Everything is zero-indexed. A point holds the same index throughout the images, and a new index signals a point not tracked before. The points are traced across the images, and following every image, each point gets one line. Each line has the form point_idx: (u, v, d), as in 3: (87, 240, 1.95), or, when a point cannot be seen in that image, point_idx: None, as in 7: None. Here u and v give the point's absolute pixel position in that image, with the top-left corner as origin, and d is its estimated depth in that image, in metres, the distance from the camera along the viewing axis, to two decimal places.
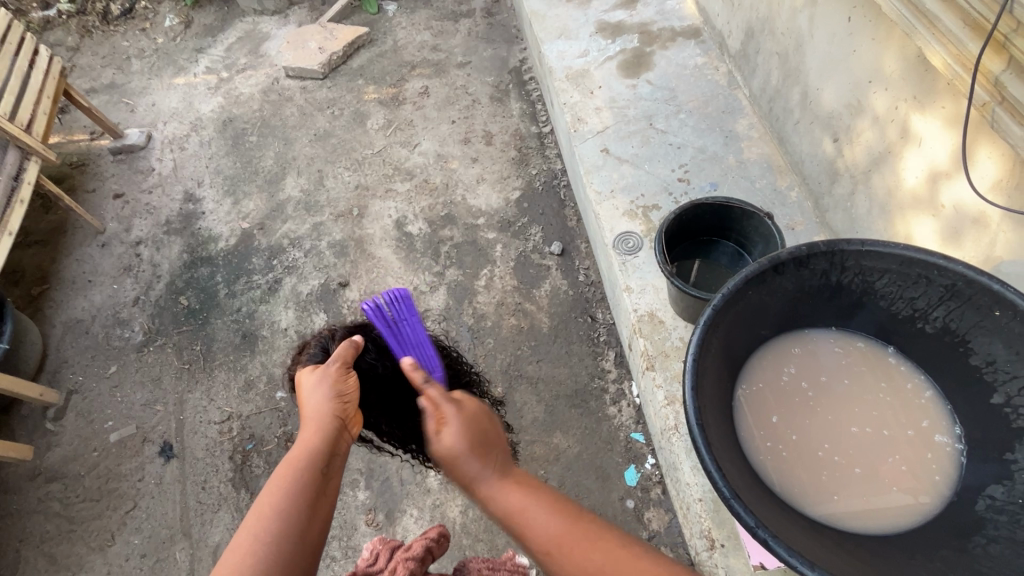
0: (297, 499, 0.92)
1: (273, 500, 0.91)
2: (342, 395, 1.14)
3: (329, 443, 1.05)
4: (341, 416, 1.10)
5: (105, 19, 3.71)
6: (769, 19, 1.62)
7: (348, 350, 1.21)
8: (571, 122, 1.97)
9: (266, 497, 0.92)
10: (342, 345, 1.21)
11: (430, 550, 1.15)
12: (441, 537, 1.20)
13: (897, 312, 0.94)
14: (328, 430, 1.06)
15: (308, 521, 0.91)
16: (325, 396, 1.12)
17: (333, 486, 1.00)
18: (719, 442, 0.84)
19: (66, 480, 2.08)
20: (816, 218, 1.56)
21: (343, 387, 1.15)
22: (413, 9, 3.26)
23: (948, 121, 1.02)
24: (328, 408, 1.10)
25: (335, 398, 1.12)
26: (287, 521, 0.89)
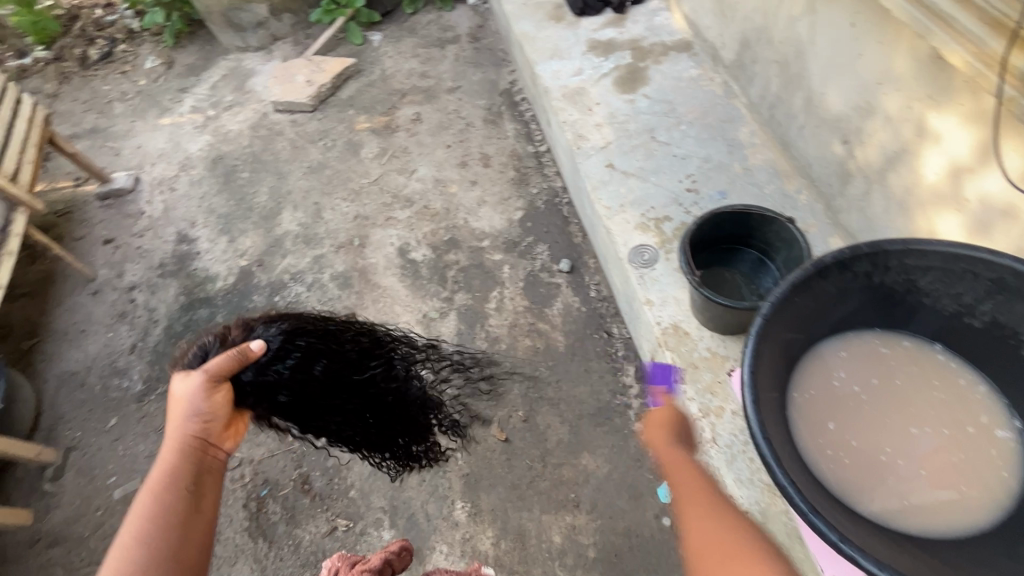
0: (159, 517, 0.94)
1: (145, 521, 0.94)
2: (207, 413, 1.08)
3: (188, 462, 1.03)
4: (203, 432, 1.07)
5: (84, 65, 3.67)
6: (764, 29, 1.66)
7: (231, 363, 1.12)
8: (572, 140, 1.98)
9: (127, 533, 0.93)
10: (219, 361, 1.11)
11: (390, 563, 1.24)
12: (401, 551, 1.31)
13: (943, 309, 0.94)
14: (186, 451, 1.04)
15: (177, 543, 0.94)
16: (189, 413, 1.07)
17: (201, 500, 1.00)
18: (786, 454, 0.82)
19: (69, 544, 1.97)
20: (829, 219, 1.57)
21: (207, 407, 1.08)
22: (398, 37, 3.29)
23: (968, 117, 1.06)
24: (187, 428, 1.06)
25: (195, 419, 1.07)
26: (163, 547, 0.92)
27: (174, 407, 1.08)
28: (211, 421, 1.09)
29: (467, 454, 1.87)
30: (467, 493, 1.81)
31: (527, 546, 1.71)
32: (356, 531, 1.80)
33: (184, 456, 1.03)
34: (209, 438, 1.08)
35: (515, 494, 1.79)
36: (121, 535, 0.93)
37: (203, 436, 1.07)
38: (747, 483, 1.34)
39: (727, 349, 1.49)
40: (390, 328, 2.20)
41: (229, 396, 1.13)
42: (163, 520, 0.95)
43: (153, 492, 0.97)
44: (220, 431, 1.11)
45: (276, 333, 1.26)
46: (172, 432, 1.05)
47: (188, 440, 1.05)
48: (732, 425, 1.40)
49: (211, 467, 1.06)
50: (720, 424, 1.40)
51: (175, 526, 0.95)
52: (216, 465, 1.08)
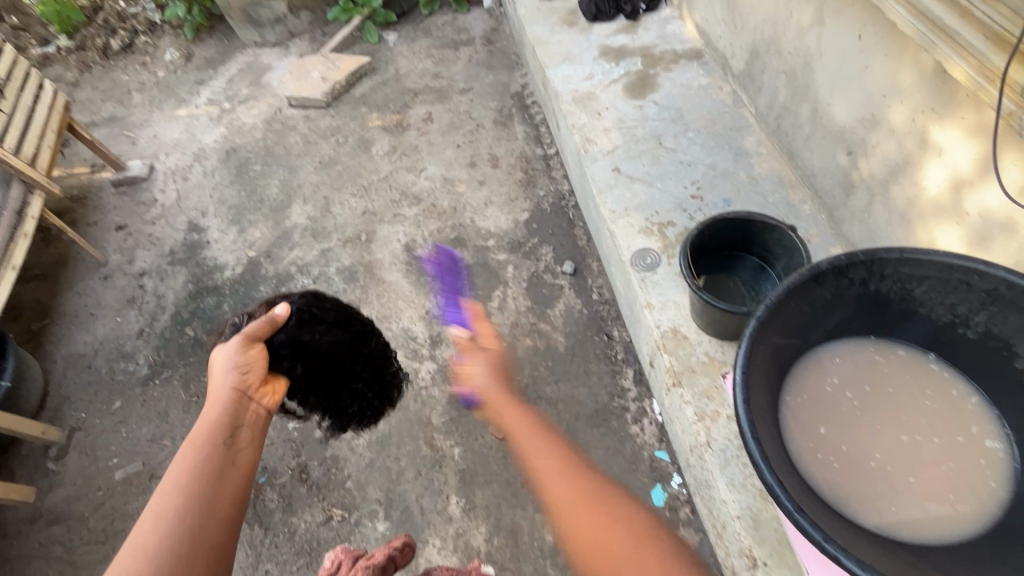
0: (195, 484, 0.91)
1: (186, 489, 0.90)
2: (241, 369, 1.08)
3: (227, 417, 1.02)
4: (240, 388, 1.07)
5: (105, 55, 3.74)
6: (774, 39, 1.68)
7: (265, 326, 1.14)
8: (580, 144, 2.00)
9: (160, 506, 0.87)
10: (257, 324, 1.14)
11: (393, 560, 1.20)
12: (405, 546, 1.25)
13: (937, 319, 0.95)
14: (225, 408, 1.03)
15: (205, 520, 0.88)
16: (223, 374, 1.06)
17: (237, 452, 0.98)
18: (775, 455, 0.83)
19: (69, 522, 2.00)
20: (831, 229, 1.58)
21: (246, 363, 1.09)
22: (413, 38, 3.33)
23: (969, 131, 1.07)
24: (227, 383, 1.06)
25: (231, 377, 1.06)
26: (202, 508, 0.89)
27: (214, 376, 1.07)
28: (252, 384, 1.09)
29: (464, 450, 1.89)
30: (461, 488, 1.83)
31: (519, 544, 1.72)
32: (351, 521, 1.82)
33: (226, 412, 1.02)
34: (249, 393, 1.08)
35: (510, 492, 1.80)
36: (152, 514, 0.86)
37: (238, 394, 1.06)
38: (740, 488, 1.34)
39: (725, 355, 1.50)
40: (393, 323, 2.22)
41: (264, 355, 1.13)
42: (200, 483, 0.91)
43: (194, 450, 0.95)
44: (255, 386, 1.10)
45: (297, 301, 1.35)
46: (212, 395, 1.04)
47: (227, 397, 1.04)
48: (727, 430, 1.41)
49: (248, 419, 1.05)
50: (715, 428, 1.41)
51: (207, 495, 0.91)
52: (255, 422, 1.06)
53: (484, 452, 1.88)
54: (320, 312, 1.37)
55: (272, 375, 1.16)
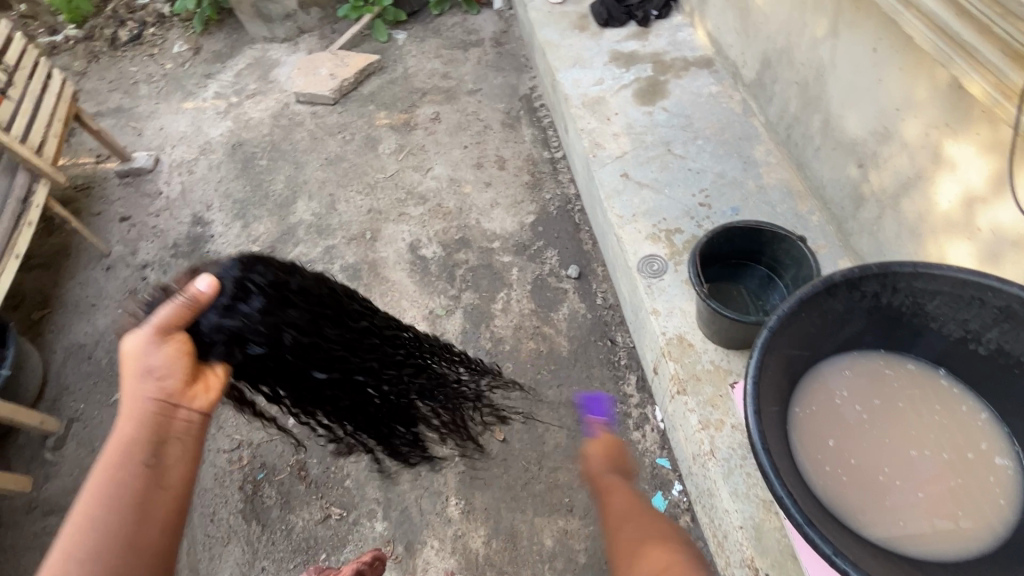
0: (114, 507, 0.81)
1: (103, 513, 0.81)
2: (163, 371, 0.92)
3: (147, 431, 0.89)
4: (164, 393, 0.92)
5: (113, 45, 3.74)
6: (786, 49, 1.68)
7: (180, 311, 0.95)
8: (589, 148, 2.00)
9: (77, 535, 0.78)
10: (169, 310, 0.94)
11: (361, 573, 1.41)
12: (372, 561, 1.46)
13: (949, 334, 0.95)
14: (145, 420, 0.89)
15: (125, 546, 0.80)
16: (139, 378, 0.91)
17: (166, 472, 0.87)
18: (785, 467, 0.83)
19: (65, 513, 1.99)
20: (840, 241, 1.58)
21: (165, 362, 0.93)
22: (423, 38, 3.33)
23: (983, 147, 1.08)
24: (148, 390, 0.91)
25: (150, 383, 0.91)
26: (126, 534, 0.80)
27: (130, 378, 0.92)
28: (177, 386, 0.93)
29: None
30: (461, 490, 1.82)
31: (517, 548, 1.71)
32: (349, 520, 1.82)
33: (145, 423, 0.89)
34: (175, 398, 0.93)
35: (510, 495, 1.80)
36: (69, 532, 0.79)
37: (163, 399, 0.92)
38: (743, 497, 1.34)
39: (730, 363, 1.50)
40: None
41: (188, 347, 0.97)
42: (124, 510, 0.82)
43: (110, 468, 0.84)
44: (182, 388, 0.95)
45: (235, 274, 1.04)
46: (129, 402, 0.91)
47: (147, 406, 0.90)
48: (731, 438, 1.40)
49: (173, 429, 0.92)
50: (719, 436, 1.41)
51: (128, 522, 0.81)
52: (186, 431, 0.93)
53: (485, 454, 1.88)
54: (267, 285, 1.08)
55: (204, 366, 1.00)
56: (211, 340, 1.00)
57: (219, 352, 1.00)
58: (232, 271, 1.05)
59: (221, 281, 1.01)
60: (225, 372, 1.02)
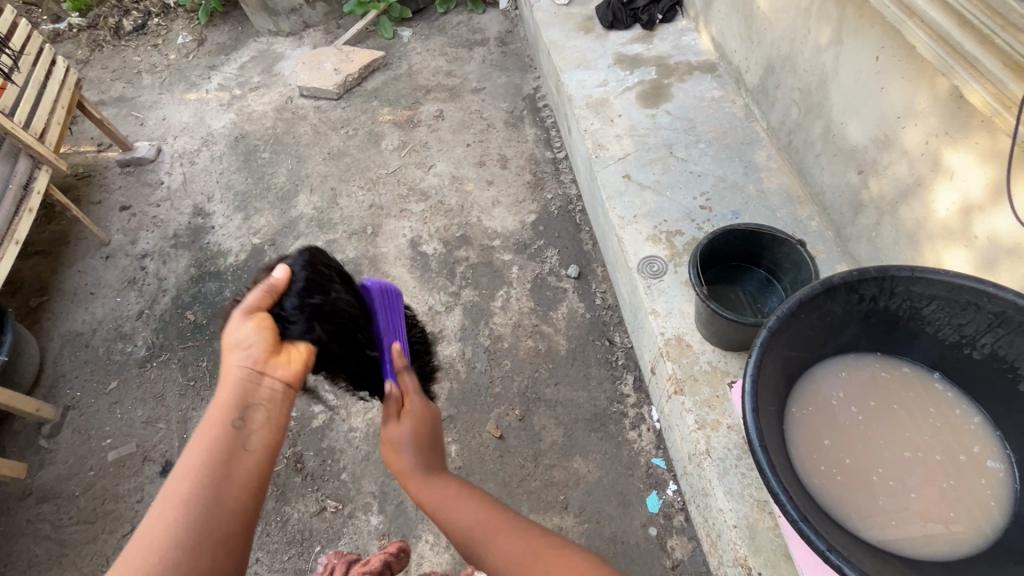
0: (206, 474, 0.73)
1: (188, 490, 0.71)
2: (250, 341, 0.88)
3: (237, 400, 0.82)
4: (254, 364, 0.86)
5: (117, 34, 3.73)
6: (790, 56, 1.70)
7: (263, 292, 0.98)
8: (591, 149, 2.02)
9: (164, 513, 0.69)
10: (257, 293, 0.97)
11: (389, 565, 1.27)
12: (400, 551, 1.32)
13: (944, 338, 0.96)
14: (235, 391, 0.83)
15: (219, 511, 0.72)
16: (233, 351, 0.87)
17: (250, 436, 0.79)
18: (781, 464, 0.84)
19: (59, 501, 1.99)
20: (838, 246, 1.60)
21: (248, 332, 0.89)
22: (428, 35, 3.34)
23: (982, 156, 1.09)
24: (231, 362, 0.86)
25: (242, 353, 0.87)
26: (209, 512, 0.71)
27: (224, 355, 0.88)
28: (264, 355, 0.88)
29: (461, 447, 1.89)
30: None
31: None
32: (344, 513, 1.82)
33: (230, 390, 0.83)
34: (261, 366, 0.87)
35: (505, 491, 1.81)
36: (154, 514, 0.69)
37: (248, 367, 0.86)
38: (737, 497, 1.35)
39: (728, 365, 1.51)
40: None
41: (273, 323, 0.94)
42: (201, 481, 0.73)
43: (199, 440, 0.76)
44: (268, 357, 0.89)
45: (302, 261, 1.17)
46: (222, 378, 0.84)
47: (239, 377, 0.84)
48: (726, 439, 1.42)
49: (264, 399, 0.85)
50: (715, 437, 1.42)
51: (217, 486, 0.73)
52: (271, 400, 0.85)
53: (481, 450, 1.89)
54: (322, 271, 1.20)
55: (287, 342, 0.95)
56: (292, 318, 1.02)
57: (300, 328, 1.01)
58: (296, 260, 1.17)
59: (292, 267, 1.14)
60: (307, 349, 0.96)
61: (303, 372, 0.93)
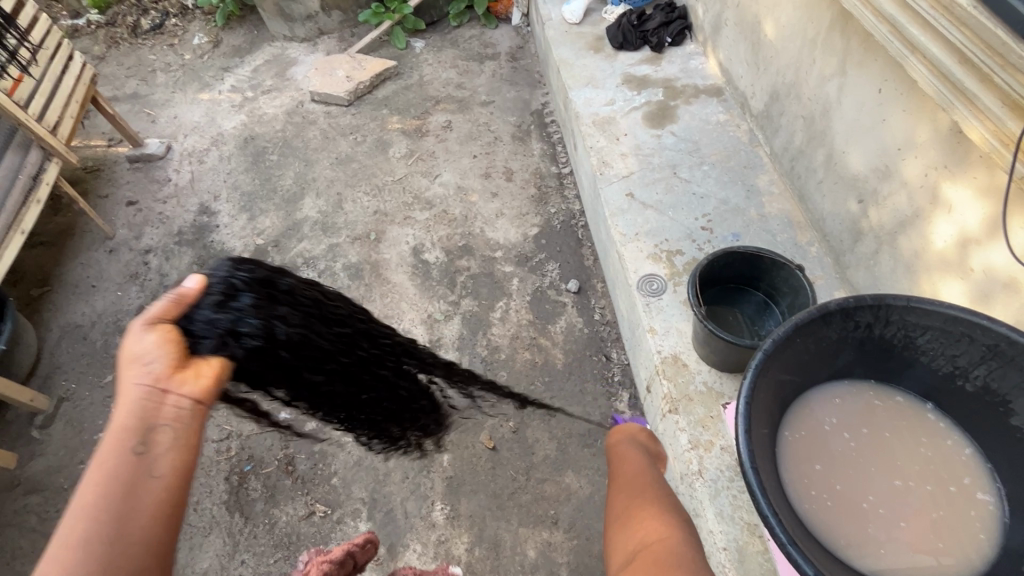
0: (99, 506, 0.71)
1: (86, 520, 0.69)
2: (150, 359, 0.81)
3: (134, 422, 0.76)
4: (154, 382, 0.80)
5: (134, 33, 3.79)
6: (795, 84, 1.72)
7: (168, 306, 0.89)
8: (596, 166, 2.04)
9: (67, 537, 0.69)
10: (160, 305, 0.89)
11: (352, 556, 1.29)
12: (365, 543, 1.36)
13: (937, 369, 0.97)
14: (128, 414, 0.76)
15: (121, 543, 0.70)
16: (130, 369, 0.80)
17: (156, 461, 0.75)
18: (772, 487, 0.84)
19: (47, 493, 1.98)
20: (836, 273, 1.61)
21: (148, 350, 0.82)
22: (440, 47, 3.39)
23: (979, 191, 1.11)
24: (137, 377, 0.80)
25: (143, 372, 0.80)
26: (110, 540, 0.69)
27: (122, 369, 0.81)
28: (167, 373, 0.81)
29: (453, 457, 1.89)
30: (447, 495, 1.82)
31: (500, 557, 1.71)
32: (333, 519, 1.81)
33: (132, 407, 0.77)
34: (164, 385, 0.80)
35: (496, 503, 1.80)
36: (63, 526, 0.70)
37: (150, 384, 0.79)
38: (728, 519, 1.34)
39: (723, 387, 1.51)
40: (394, 324, 2.22)
41: (178, 337, 0.86)
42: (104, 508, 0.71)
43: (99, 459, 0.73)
44: (170, 373, 0.82)
45: (223, 273, 1.03)
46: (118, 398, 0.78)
47: (137, 395, 0.78)
48: (719, 460, 1.42)
49: (165, 418, 0.78)
50: (708, 458, 1.42)
51: (115, 519, 0.71)
52: (177, 419, 0.79)
53: (473, 460, 1.88)
54: (253, 284, 1.06)
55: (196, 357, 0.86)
56: (202, 332, 0.91)
57: (211, 344, 0.91)
58: (220, 271, 1.04)
59: (211, 281, 1.00)
60: (220, 363, 0.88)
61: (214, 388, 0.85)
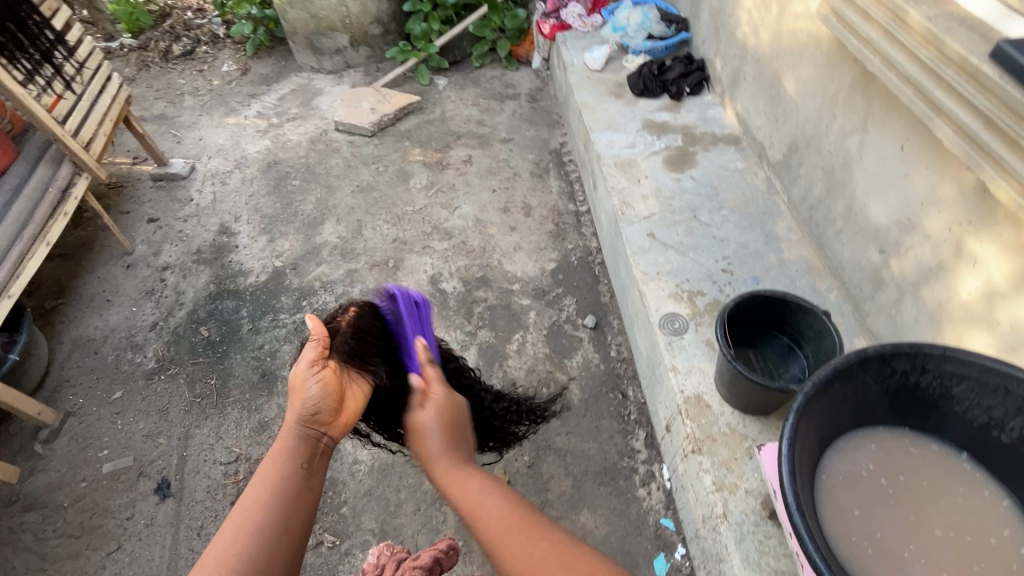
0: (280, 497, 1.02)
1: (259, 510, 0.99)
2: (314, 405, 1.12)
3: (300, 449, 1.10)
4: (311, 425, 1.13)
5: (165, 57, 3.93)
6: (814, 137, 1.80)
7: (318, 347, 1.18)
8: (618, 206, 2.10)
9: (247, 516, 0.98)
10: (312, 350, 1.17)
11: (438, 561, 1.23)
12: (449, 549, 1.27)
13: (972, 418, 0.99)
14: (298, 440, 1.11)
15: (275, 525, 0.98)
16: (300, 407, 1.12)
17: (312, 480, 1.09)
18: (818, 532, 0.84)
19: (45, 511, 1.92)
20: (856, 320, 1.64)
21: (319, 397, 1.13)
22: (462, 85, 3.52)
23: (1005, 247, 1.16)
24: (299, 417, 1.12)
25: (308, 410, 1.12)
26: (274, 527, 0.98)
27: (293, 403, 1.13)
28: (331, 416, 1.16)
29: None
30: (459, 530, 1.78)
31: None
32: (341, 549, 1.77)
33: (298, 442, 1.11)
34: (325, 428, 1.15)
35: None
36: (241, 509, 0.99)
37: (315, 429, 1.13)
38: (753, 565, 1.32)
39: (746, 428, 1.52)
40: None
41: (336, 377, 1.18)
42: (284, 505, 1.01)
43: (275, 471, 1.05)
44: (329, 419, 1.16)
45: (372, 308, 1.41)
46: (293, 420, 1.12)
47: (301, 433, 1.11)
48: (744, 504, 1.41)
49: (320, 453, 1.13)
50: (732, 501, 1.41)
51: (282, 515, 1.00)
52: (324, 451, 1.14)
53: None
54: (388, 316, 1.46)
55: (348, 400, 1.21)
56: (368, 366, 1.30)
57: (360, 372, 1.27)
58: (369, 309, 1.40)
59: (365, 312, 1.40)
60: (362, 400, 1.24)
61: (344, 429, 1.20)
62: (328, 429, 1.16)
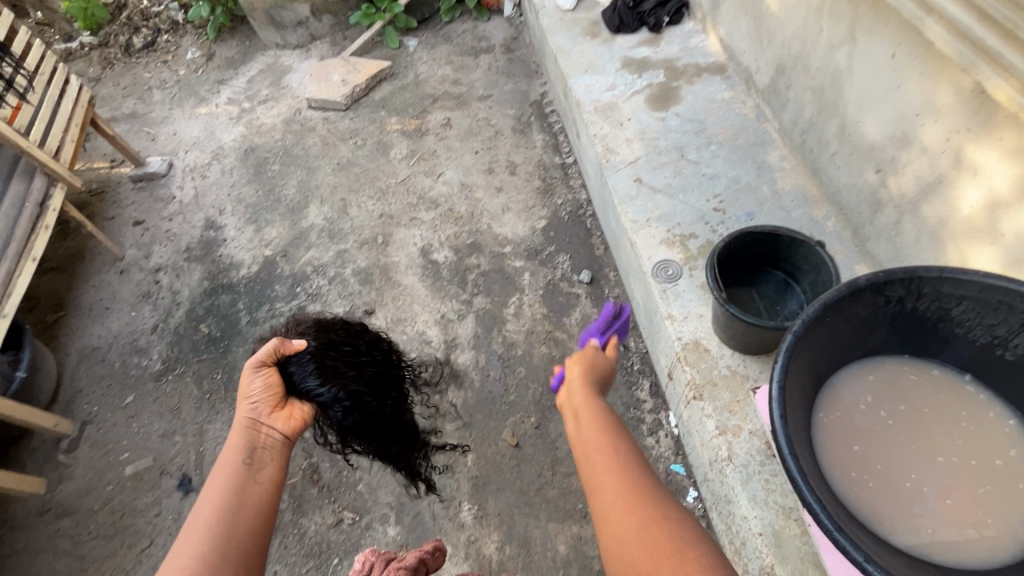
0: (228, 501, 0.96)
1: (207, 520, 0.93)
2: (255, 402, 1.15)
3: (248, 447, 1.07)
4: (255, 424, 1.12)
5: (127, 51, 3.79)
6: (801, 55, 1.68)
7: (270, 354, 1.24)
8: (602, 153, 2.01)
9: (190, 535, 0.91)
10: (264, 351, 1.24)
11: (424, 561, 1.33)
12: (434, 550, 1.39)
13: (975, 340, 0.94)
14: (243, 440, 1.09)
15: (227, 531, 0.92)
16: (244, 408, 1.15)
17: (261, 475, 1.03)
18: (812, 473, 0.81)
19: (78, 516, 2.00)
20: (856, 246, 1.57)
21: (260, 392, 1.17)
22: (434, 44, 3.36)
23: (1007, 152, 1.08)
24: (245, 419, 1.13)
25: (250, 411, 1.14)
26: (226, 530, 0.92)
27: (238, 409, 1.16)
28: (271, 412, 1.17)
29: (477, 456, 1.89)
30: (474, 495, 1.82)
31: (531, 553, 1.70)
32: (361, 524, 1.81)
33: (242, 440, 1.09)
34: (263, 421, 1.14)
35: (523, 499, 1.80)
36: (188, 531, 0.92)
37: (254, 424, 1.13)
38: (762, 505, 1.31)
39: (747, 369, 1.49)
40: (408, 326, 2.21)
41: (274, 377, 1.21)
42: (230, 504, 0.96)
43: (225, 476, 1.00)
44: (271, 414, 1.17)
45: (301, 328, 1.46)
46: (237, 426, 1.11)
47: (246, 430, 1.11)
48: (749, 445, 1.39)
49: (266, 445, 1.10)
50: (737, 443, 1.40)
51: (227, 523, 0.93)
52: (273, 445, 1.11)
53: (499, 459, 1.88)
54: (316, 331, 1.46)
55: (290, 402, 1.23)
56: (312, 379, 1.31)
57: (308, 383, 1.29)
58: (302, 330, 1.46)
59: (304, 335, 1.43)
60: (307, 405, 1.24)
61: (299, 426, 1.21)
62: (272, 427, 1.15)
